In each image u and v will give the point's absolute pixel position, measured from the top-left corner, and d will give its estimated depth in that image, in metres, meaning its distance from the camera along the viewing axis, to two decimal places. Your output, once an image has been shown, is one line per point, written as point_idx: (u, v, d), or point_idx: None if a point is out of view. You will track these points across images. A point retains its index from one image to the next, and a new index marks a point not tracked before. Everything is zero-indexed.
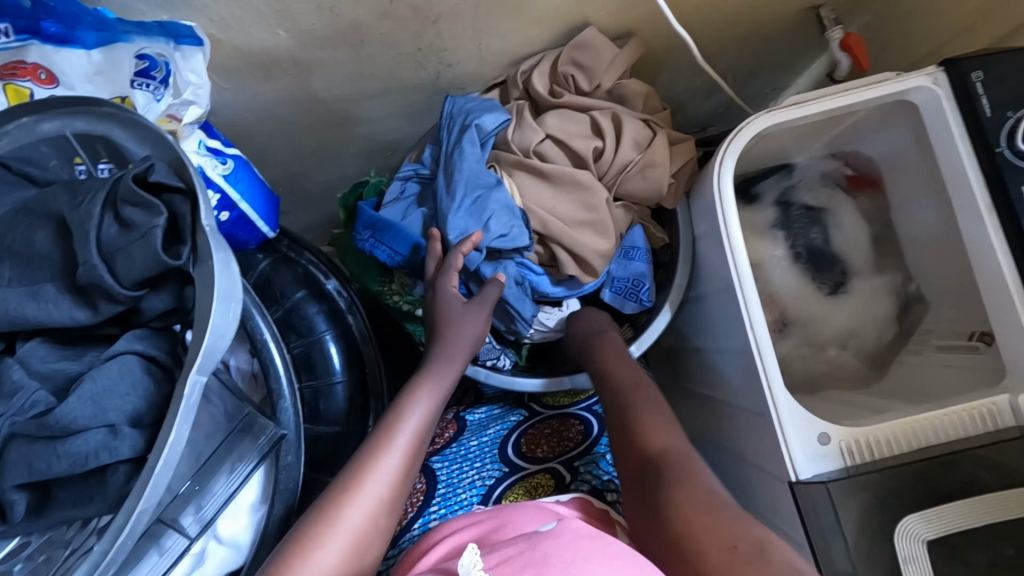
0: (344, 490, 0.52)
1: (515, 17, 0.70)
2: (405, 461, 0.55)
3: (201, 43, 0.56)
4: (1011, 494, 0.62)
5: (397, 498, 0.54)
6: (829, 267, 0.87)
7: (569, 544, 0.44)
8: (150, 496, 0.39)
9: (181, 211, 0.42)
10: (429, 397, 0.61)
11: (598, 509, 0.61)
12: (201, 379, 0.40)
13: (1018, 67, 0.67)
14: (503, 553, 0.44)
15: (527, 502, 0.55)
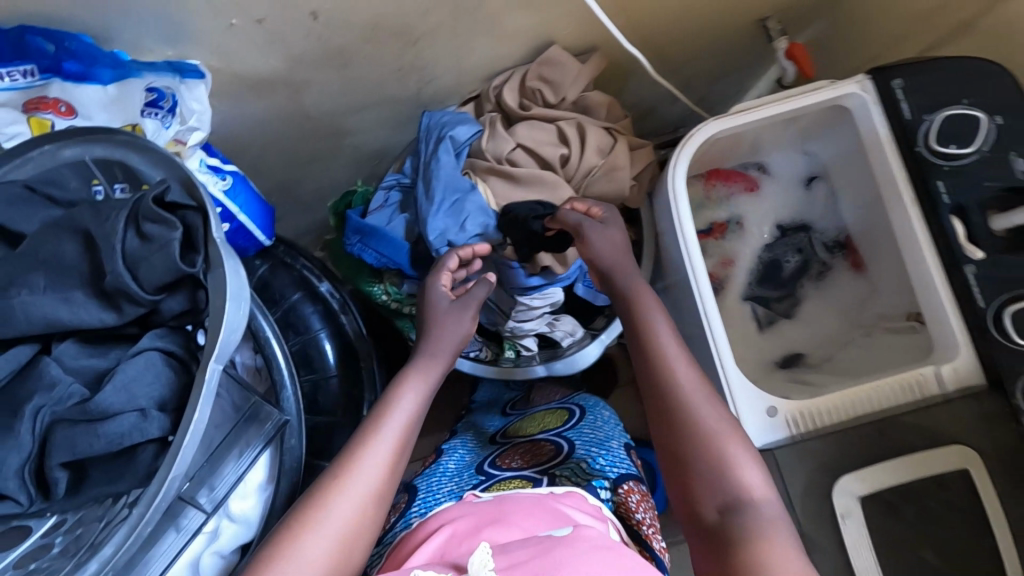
0: (334, 483, 0.54)
1: (486, 38, 0.77)
2: (394, 455, 0.58)
3: (203, 76, 0.64)
4: (937, 454, 0.70)
5: (387, 489, 0.56)
6: (785, 254, 0.97)
7: (583, 554, 0.46)
8: (178, 467, 0.46)
9: (193, 224, 0.50)
10: (415, 390, 0.63)
11: (592, 505, 0.60)
12: (218, 367, 0.47)
13: (936, 74, 0.74)
14: (513, 557, 0.46)
15: (523, 496, 0.58)
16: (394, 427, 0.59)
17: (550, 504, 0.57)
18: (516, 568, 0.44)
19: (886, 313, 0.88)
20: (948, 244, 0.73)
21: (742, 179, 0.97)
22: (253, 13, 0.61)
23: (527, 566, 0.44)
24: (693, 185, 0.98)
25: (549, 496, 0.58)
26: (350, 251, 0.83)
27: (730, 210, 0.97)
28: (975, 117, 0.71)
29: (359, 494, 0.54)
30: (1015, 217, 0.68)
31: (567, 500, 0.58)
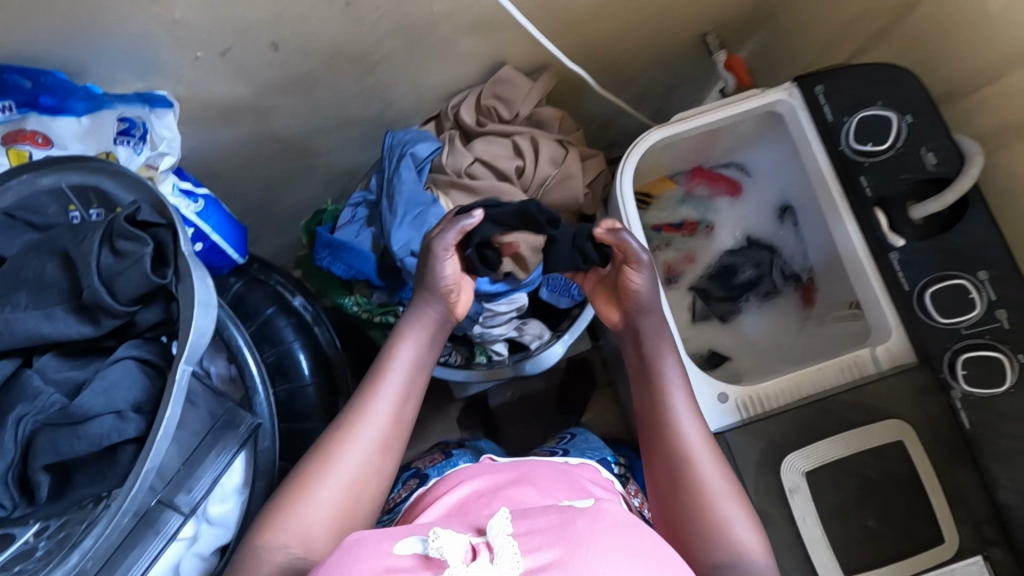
0: (343, 432, 0.61)
1: (441, 61, 0.83)
2: (395, 406, 0.64)
3: (172, 105, 0.68)
4: (873, 429, 0.75)
5: (389, 438, 0.63)
6: (743, 257, 1.01)
7: (604, 531, 0.42)
8: (154, 459, 0.48)
9: (164, 239, 0.54)
10: (412, 344, 0.69)
11: (604, 479, 0.67)
12: (188, 368, 0.50)
13: (854, 79, 0.80)
14: (534, 524, 0.43)
15: (551, 470, 0.62)
16: (394, 380, 0.66)
17: (570, 473, 0.63)
18: (539, 535, 0.42)
19: (832, 303, 0.93)
20: (875, 234, 0.78)
21: (726, 182, 1.02)
22: (217, 46, 0.66)
23: (549, 534, 0.42)
24: (679, 180, 1.03)
25: (566, 465, 0.66)
26: (321, 265, 0.88)
27: (707, 212, 1.03)
28: (888, 117, 0.77)
29: (362, 443, 0.61)
30: (929, 206, 0.74)
31: (586, 470, 0.66)
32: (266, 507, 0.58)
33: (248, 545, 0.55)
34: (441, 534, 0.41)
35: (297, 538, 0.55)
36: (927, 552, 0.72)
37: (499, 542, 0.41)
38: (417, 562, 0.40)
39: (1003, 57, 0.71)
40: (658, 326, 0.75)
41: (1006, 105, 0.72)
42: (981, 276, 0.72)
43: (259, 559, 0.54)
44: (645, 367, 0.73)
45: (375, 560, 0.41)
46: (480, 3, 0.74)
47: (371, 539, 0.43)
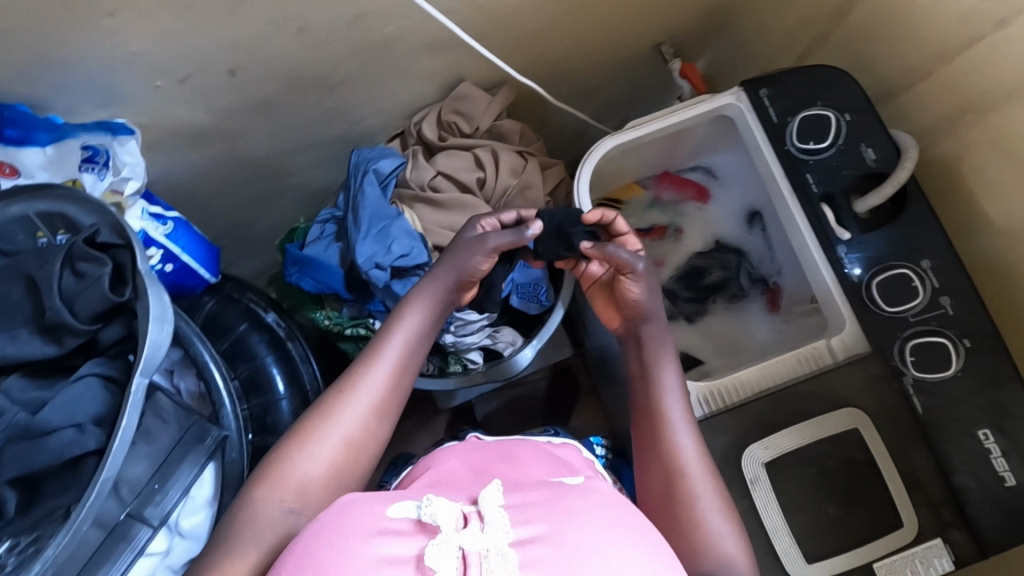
0: (345, 392, 0.64)
1: (401, 80, 0.86)
2: (394, 372, 0.67)
3: (133, 132, 0.71)
4: (830, 417, 0.77)
5: (387, 403, 0.66)
6: (714, 258, 1.01)
7: (594, 506, 0.46)
8: (111, 466, 0.50)
9: (122, 260, 0.57)
10: (414, 317, 0.72)
11: (584, 459, 0.70)
12: (144, 380, 0.52)
13: (795, 82, 0.83)
14: (526, 497, 0.47)
15: (534, 449, 0.66)
16: (396, 348, 0.69)
17: (548, 449, 0.67)
18: (528, 508, 0.45)
19: (796, 296, 0.94)
20: (823, 227, 0.80)
21: (693, 187, 1.02)
22: (175, 74, 0.69)
23: (537, 508, 0.45)
24: (647, 185, 1.04)
25: (546, 444, 0.69)
26: (290, 281, 0.91)
27: (677, 217, 1.04)
28: (827, 116, 0.81)
29: (362, 404, 0.64)
30: (870, 198, 0.76)
31: (565, 449, 0.70)
32: (264, 460, 0.61)
33: (245, 495, 0.58)
34: (435, 502, 0.45)
35: (293, 492, 0.58)
36: (889, 536, 0.74)
37: (490, 513, 0.44)
38: (412, 526, 0.44)
39: (931, 55, 0.74)
40: (659, 339, 0.77)
41: (940, 100, 0.75)
42: (923, 264, 0.76)
43: (254, 509, 0.57)
44: (646, 382, 0.74)
45: (372, 522, 0.44)
46: (431, 24, 0.77)
47: (370, 503, 0.47)
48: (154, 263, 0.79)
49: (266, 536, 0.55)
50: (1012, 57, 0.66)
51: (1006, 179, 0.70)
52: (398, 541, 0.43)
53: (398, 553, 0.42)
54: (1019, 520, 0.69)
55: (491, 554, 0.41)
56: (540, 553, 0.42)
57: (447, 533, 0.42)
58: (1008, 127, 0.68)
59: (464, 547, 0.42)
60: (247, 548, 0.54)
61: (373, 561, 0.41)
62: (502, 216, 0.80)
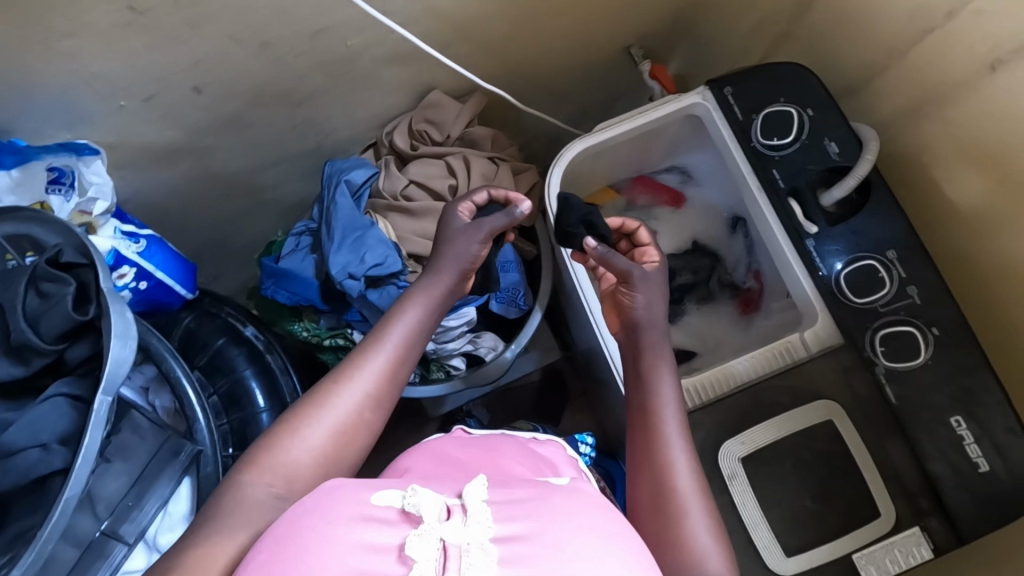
0: (341, 379, 0.64)
1: (369, 91, 0.87)
2: (390, 364, 0.67)
3: (98, 152, 0.73)
4: (803, 410, 0.77)
5: (381, 395, 0.65)
6: (688, 260, 1.00)
7: (580, 509, 0.45)
8: (75, 484, 0.52)
9: (87, 279, 0.58)
10: (416, 312, 0.71)
11: (570, 457, 0.69)
12: (107, 398, 0.54)
13: (758, 80, 0.84)
14: (512, 494, 0.46)
15: (517, 446, 0.65)
16: (395, 338, 0.68)
17: (532, 448, 0.66)
18: (513, 505, 0.44)
19: (772, 290, 0.93)
20: (791, 221, 0.81)
21: (667, 192, 1.02)
22: (139, 94, 0.70)
23: (522, 506, 0.44)
24: (622, 189, 1.03)
25: (530, 442, 0.68)
26: (266, 294, 0.92)
27: (650, 220, 1.03)
28: (790, 112, 0.82)
29: (357, 393, 0.64)
30: (835, 191, 0.78)
31: (548, 446, 0.68)
32: (257, 443, 0.61)
33: (235, 476, 0.58)
34: (421, 492, 0.43)
35: (281, 478, 0.58)
36: (868, 526, 0.74)
37: (475, 506, 0.43)
38: (396, 515, 0.43)
39: (886, 49, 0.75)
40: (654, 345, 0.75)
41: (898, 93, 0.76)
42: (889, 255, 0.76)
43: (242, 493, 0.57)
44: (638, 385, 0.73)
45: (356, 507, 0.43)
46: (392, 35, 0.78)
47: (356, 489, 0.46)
48: (128, 281, 0.79)
49: (252, 518, 0.55)
50: (962, 48, 0.67)
51: (966, 167, 0.71)
52: (381, 528, 0.42)
53: (380, 541, 0.41)
54: (996, 506, 0.69)
55: (472, 548, 0.40)
56: (522, 551, 0.40)
57: (429, 523, 0.41)
58: (964, 116, 0.69)
59: (445, 539, 0.40)
60: (234, 531, 0.54)
61: (353, 547, 0.40)
62: (476, 198, 0.81)
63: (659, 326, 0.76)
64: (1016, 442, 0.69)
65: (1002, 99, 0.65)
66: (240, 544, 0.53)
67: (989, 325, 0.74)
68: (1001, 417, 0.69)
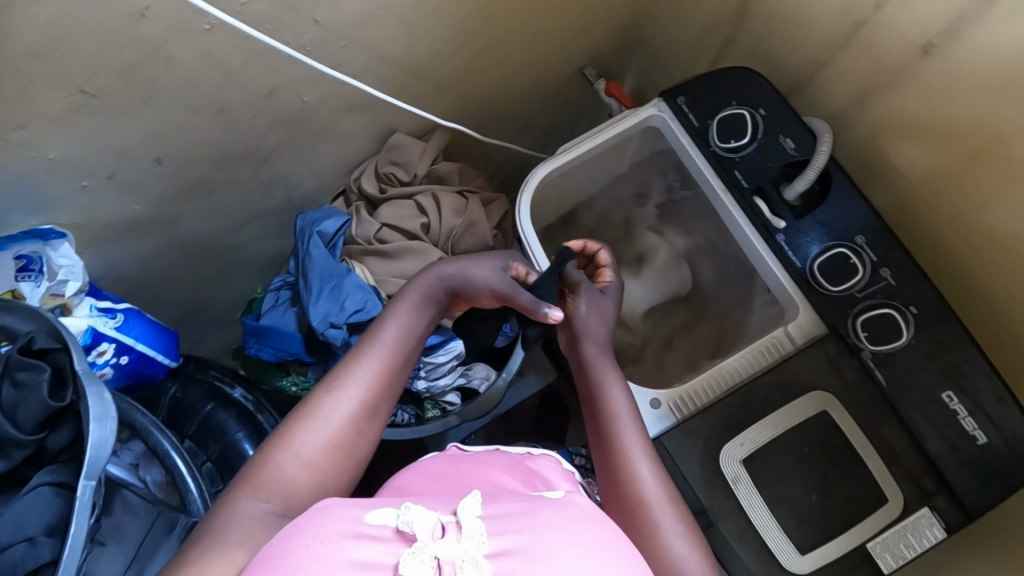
0: (333, 390, 0.65)
1: (332, 141, 0.88)
2: (384, 370, 0.68)
3: (65, 234, 0.73)
4: (797, 404, 0.77)
5: (375, 403, 0.66)
6: (672, 279, 1.02)
7: (573, 523, 0.44)
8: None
9: (62, 363, 0.59)
10: (401, 319, 0.72)
11: (565, 469, 0.68)
12: (89, 483, 0.54)
13: (706, 85, 0.86)
14: (504, 508, 0.45)
15: (510, 463, 0.65)
16: (386, 344, 0.69)
17: (526, 463, 0.66)
18: (505, 519, 0.44)
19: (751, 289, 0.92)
20: (759, 219, 0.82)
21: None
22: (101, 172, 0.71)
23: (514, 520, 0.44)
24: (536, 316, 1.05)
25: (523, 456, 0.68)
26: (251, 353, 0.91)
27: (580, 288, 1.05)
28: (742, 113, 0.83)
29: (351, 402, 0.64)
30: (797, 185, 0.79)
31: (542, 460, 0.67)
32: (251, 460, 0.61)
33: (229, 496, 0.58)
34: (413, 509, 0.43)
35: (277, 494, 0.58)
36: (877, 514, 0.74)
37: (468, 522, 0.43)
38: (390, 533, 0.42)
39: (824, 46, 0.78)
40: (600, 359, 0.78)
41: (841, 85, 0.79)
42: (858, 241, 0.78)
43: (234, 508, 0.56)
44: (596, 395, 0.74)
45: (348, 525, 0.43)
46: (345, 86, 0.80)
47: (345, 506, 0.45)
48: (108, 358, 0.78)
49: (243, 534, 0.53)
50: (894, 37, 0.69)
51: (910, 144, 0.74)
52: (374, 546, 0.41)
53: (373, 559, 0.40)
54: (997, 476, 0.70)
55: (465, 564, 0.40)
56: (514, 566, 0.40)
57: (421, 541, 0.41)
58: (906, 101, 0.72)
59: (439, 556, 0.40)
60: (230, 547, 0.52)
61: (346, 565, 0.39)
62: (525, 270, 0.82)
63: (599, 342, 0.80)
64: (1007, 410, 0.69)
65: (942, 80, 0.67)
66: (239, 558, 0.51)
67: (952, 289, 0.76)
68: (989, 387, 0.70)
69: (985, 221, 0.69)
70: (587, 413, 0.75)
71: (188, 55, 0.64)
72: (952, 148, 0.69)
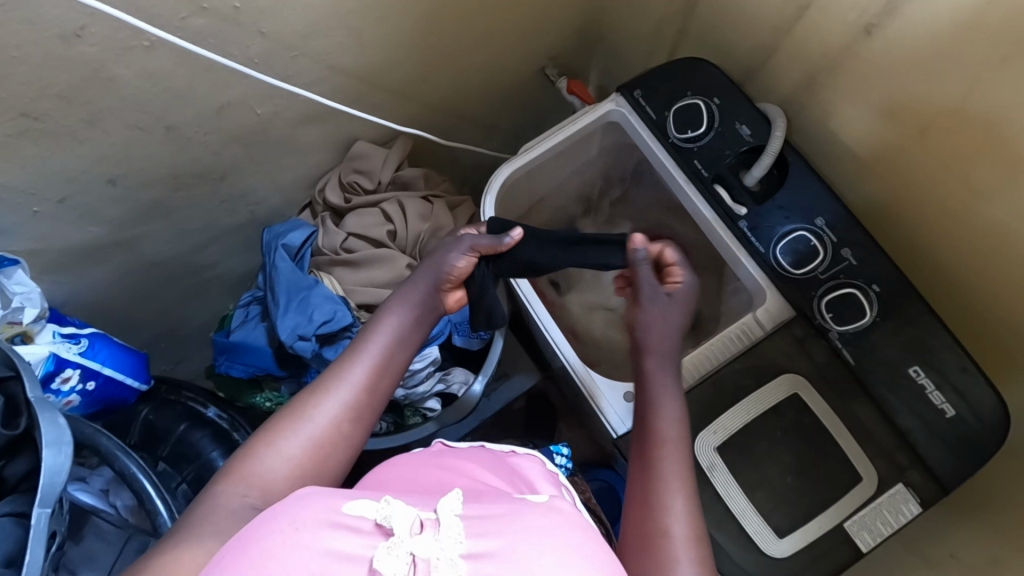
0: (321, 390, 0.64)
1: (292, 154, 0.88)
2: (371, 374, 0.67)
3: (18, 260, 0.72)
4: (768, 389, 0.78)
5: (360, 407, 0.65)
6: None
7: (554, 528, 0.43)
8: None
9: (15, 391, 0.59)
10: (394, 328, 0.71)
11: (549, 471, 0.67)
12: (45, 510, 0.54)
13: (662, 77, 0.87)
14: (487, 509, 0.45)
15: (494, 467, 0.64)
16: (376, 352, 0.69)
17: (508, 461, 0.65)
18: (485, 521, 0.43)
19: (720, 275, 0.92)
20: (721, 207, 0.83)
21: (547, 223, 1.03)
22: (52, 197, 0.70)
23: (496, 521, 0.43)
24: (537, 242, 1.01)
25: (508, 454, 0.67)
26: (221, 370, 0.91)
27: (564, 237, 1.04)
28: (697, 104, 0.84)
29: (336, 404, 0.64)
30: (755, 171, 0.80)
31: (525, 459, 0.66)
32: (237, 453, 0.61)
33: (211, 489, 0.58)
34: (394, 504, 0.42)
35: (257, 487, 0.58)
36: (853, 493, 0.74)
37: (447, 520, 0.42)
38: (370, 526, 0.42)
39: (771, 32, 0.78)
40: (661, 374, 0.73)
41: (790, 69, 0.79)
42: (818, 223, 0.78)
43: (215, 501, 0.57)
44: (648, 409, 0.70)
45: (327, 514, 0.43)
46: (299, 98, 0.79)
47: (328, 496, 0.45)
48: (73, 384, 0.77)
49: (219, 528, 0.54)
50: (835, 20, 0.70)
51: (863, 125, 0.74)
52: (351, 538, 0.41)
53: (350, 551, 0.40)
54: (968, 446, 0.70)
55: (440, 564, 0.39)
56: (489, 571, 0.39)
57: (399, 537, 0.40)
58: (854, 82, 0.72)
59: (415, 554, 0.39)
60: (204, 539, 0.53)
61: (318, 554, 0.39)
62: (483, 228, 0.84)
63: (664, 355, 0.75)
64: (972, 380, 0.70)
65: (884, 59, 0.67)
66: (208, 550, 0.52)
67: (917, 265, 0.77)
68: (954, 358, 0.71)
69: (943, 197, 0.69)
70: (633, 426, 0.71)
71: (130, 74, 0.64)
72: (902, 125, 0.70)
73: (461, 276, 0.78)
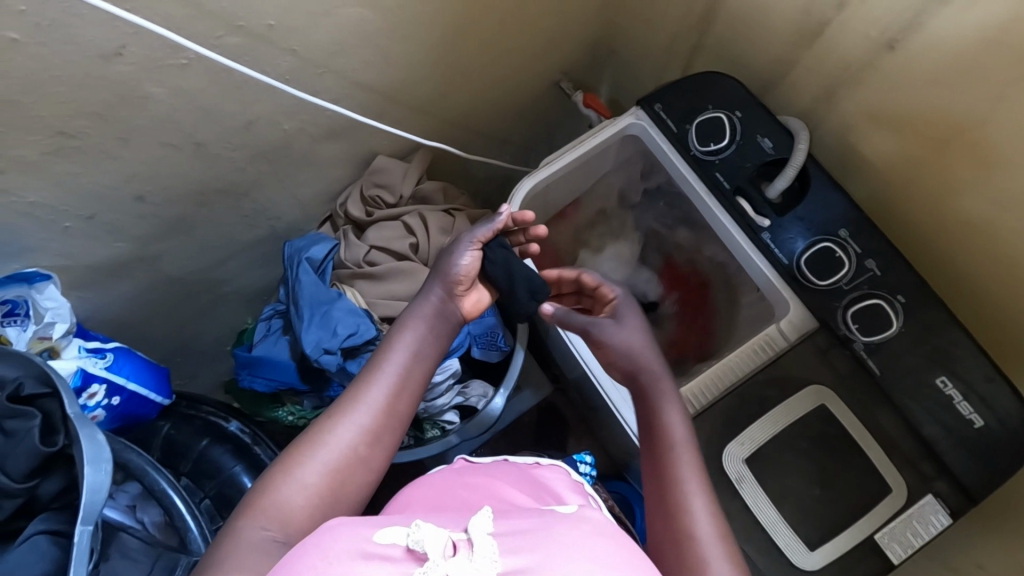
0: (337, 415, 0.64)
1: (313, 169, 0.89)
2: (390, 396, 0.67)
3: (49, 276, 0.73)
4: (794, 400, 0.78)
5: (378, 428, 0.65)
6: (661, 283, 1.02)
7: (583, 538, 0.43)
8: None
9: (51, 409, 0.59)
10: (409, 345, 0.71)
11: (574, 482, 0.66)
12: (87, 528, 0.54)
13: (681, 91, 0.88)
14: (515, 525, 0.44)
15: (519, 480, 0.63)
16: (391, 371, 0.68)
17: (532, 473, 0.65)
18: (515, 537, 0.43)
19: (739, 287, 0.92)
20: (743, 219, 0.84)
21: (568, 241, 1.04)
22: (82, 213, 0.70)
23: (526, 537, 0.43)
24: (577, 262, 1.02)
25: (530, 466, 0.67)
26: (243, 385, 0.91)
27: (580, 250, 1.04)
28: (719, 117, 0.84)
29: (353, 428, 0.63)
30: (778, 183, 0.80)
31: (550, 471, 0.66)
32: (256, 486, 0.60)
33: (231, 524, 0.57)
34: (423, 527, 0.42)
35: (277, 520, 0.57)
36: (881, 504, 0.74)
37: (480, 539, 0.42)
38: (401, 552, 0.41)
39: (789, 47, 0.79)
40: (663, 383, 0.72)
41: (808, 83, 0.80)
42: (842, 234, 0.79)
43: (237, 537, 0.56)
44: (654, 416, 0.70)
45: (357, 543, 0.42)
46: (323, 114, 0.80)
47: (357, 525, 0.45)
48: (99, 399, 0.77)
49: (245, 561, 0.53)
50: (857, 35, 0.70)
51: (883, 137, 0.75)
52: (384, 565, 0.40)
53: None
54: (995, 455, 0.70)
55: None
56: None
57: (432, 560, 0.40)
58: (874, 95, 0.73)
59: None
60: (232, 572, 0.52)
61: None
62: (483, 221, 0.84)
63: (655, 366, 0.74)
64: (996, 389, 0.71)
65: (905, 74, 0.68)
66: None
67: (937, 274, 0.77)
68: (979, 368, 0.71)
69: (961, 207, 0.70)
70: (640, 437, 0.71)
71: (164, 92, 0.64)
72: (923, 138, 0.71)
73: (470, 275, 0.78)
